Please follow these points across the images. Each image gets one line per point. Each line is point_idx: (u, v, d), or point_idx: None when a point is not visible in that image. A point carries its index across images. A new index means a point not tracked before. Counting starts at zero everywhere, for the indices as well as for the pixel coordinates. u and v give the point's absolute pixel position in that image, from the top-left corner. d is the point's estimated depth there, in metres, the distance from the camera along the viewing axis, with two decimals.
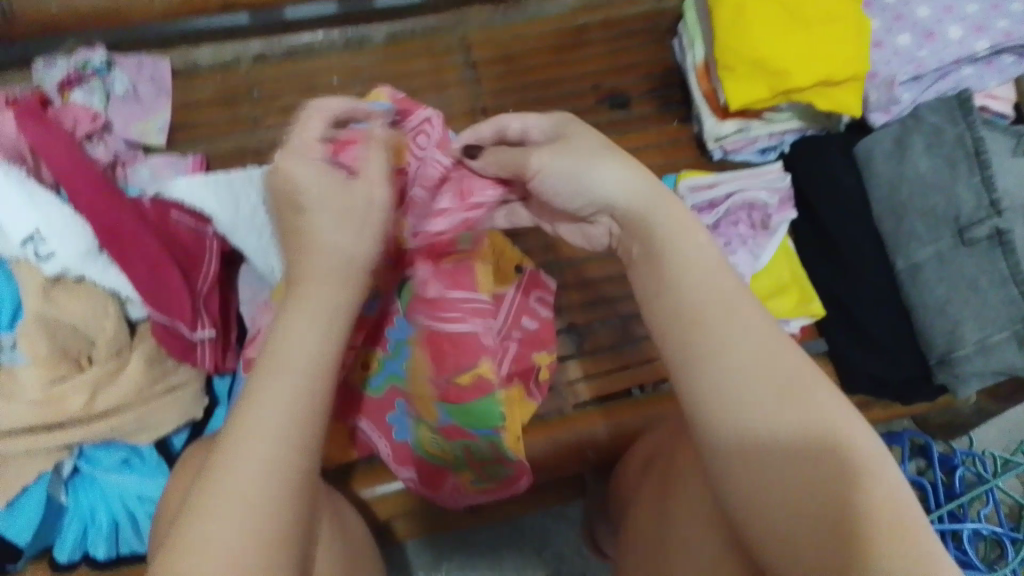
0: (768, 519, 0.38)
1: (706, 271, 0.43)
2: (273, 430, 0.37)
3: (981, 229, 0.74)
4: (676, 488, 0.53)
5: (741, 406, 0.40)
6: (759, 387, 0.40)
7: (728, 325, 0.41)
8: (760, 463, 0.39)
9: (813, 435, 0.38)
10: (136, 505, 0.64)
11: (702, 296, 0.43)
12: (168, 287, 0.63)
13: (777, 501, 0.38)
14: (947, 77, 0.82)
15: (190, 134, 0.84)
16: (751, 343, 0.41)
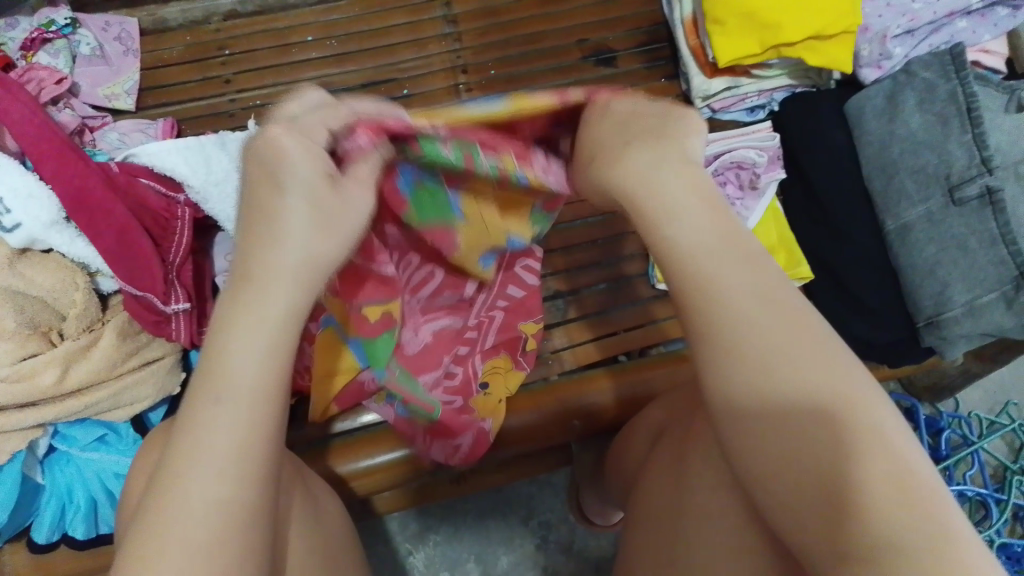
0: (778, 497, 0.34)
1: (706, 228, 0.39)
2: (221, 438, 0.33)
3: (972, 188, 0.72)
4: (671, 462, 0.52)
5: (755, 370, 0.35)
6: (766, 346, 0.36)
7: (741, 283, 0.37)
8: (767, 444, 0.35)
9: (813, 405, 0.34)
10: (113, 483, 0.63)
11: (700, 276, 0.38)
12: (139, 257, 0.61)
13: (783, 477, 0.34)
14: (940, 31, 0.80)
15: (161, 97, 0.81)
16: (768, 311, 0.37)
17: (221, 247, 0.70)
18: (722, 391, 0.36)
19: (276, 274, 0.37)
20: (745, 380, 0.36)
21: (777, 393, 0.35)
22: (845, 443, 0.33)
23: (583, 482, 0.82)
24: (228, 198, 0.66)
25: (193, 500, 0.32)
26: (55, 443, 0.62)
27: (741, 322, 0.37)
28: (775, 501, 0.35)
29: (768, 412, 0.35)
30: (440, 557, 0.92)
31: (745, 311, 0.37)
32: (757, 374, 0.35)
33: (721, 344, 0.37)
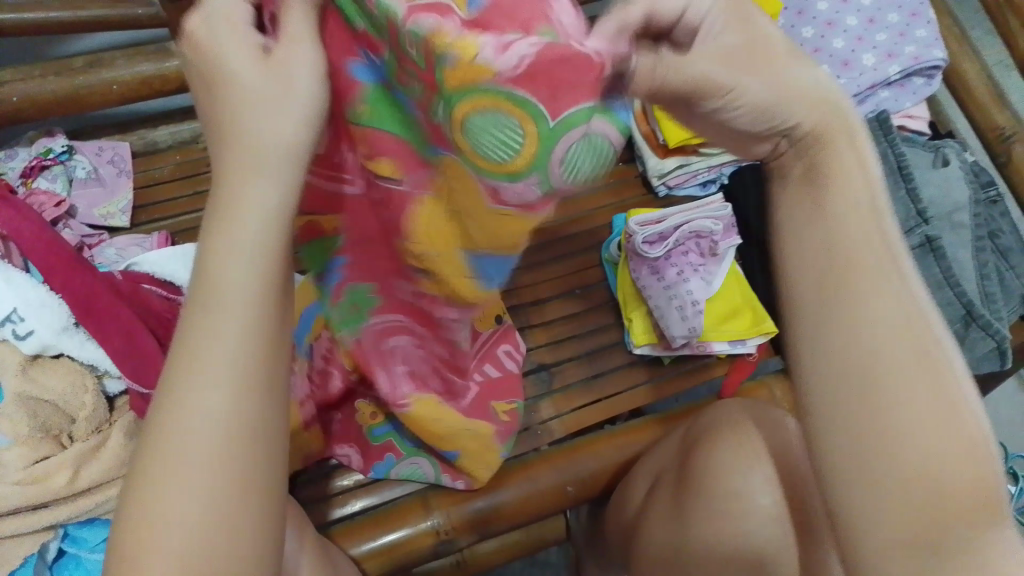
0: (850, 454, 0.40)
1: (813, 211, 0.45)
2: (202, 415, 0.33)
3: (914, 236, 0.79)
4: (674, 504, 0.59)
5: (856, 338, 0.42)
6: (877, 325, 0.42)
7: (839, 250, 0.43)
8: (867, 406, 0.40)
9: (916, 376, 0.40)
10: None
11: (831, 247, 0.44)
12: (144, 355, 0.64)
13: (864, 438, 0.40)
14: (865, 101, 0.88)
15: (153, 214, 0.86)
16: (851, 280, 0.43)
17: None
18: (831, 349, 0.42)
19: (257, 162, 0.35)
20: (841, 343, 0.42)
21: (877, 363, 0.41)
22: (923, 435, 0.39)
23: (585, 551, 0.84)
24: None
25: (159, 490, 0.32)
26: (64, 546, 0.61)
27: (873, 300, 0.42)
28: (838, 455, 0.41)
29: (862, 380, 0.41)
30: None
31: (878, 295, 0.42)
32: (869, 350, 0.41)
33: (845, 310, 0.42)
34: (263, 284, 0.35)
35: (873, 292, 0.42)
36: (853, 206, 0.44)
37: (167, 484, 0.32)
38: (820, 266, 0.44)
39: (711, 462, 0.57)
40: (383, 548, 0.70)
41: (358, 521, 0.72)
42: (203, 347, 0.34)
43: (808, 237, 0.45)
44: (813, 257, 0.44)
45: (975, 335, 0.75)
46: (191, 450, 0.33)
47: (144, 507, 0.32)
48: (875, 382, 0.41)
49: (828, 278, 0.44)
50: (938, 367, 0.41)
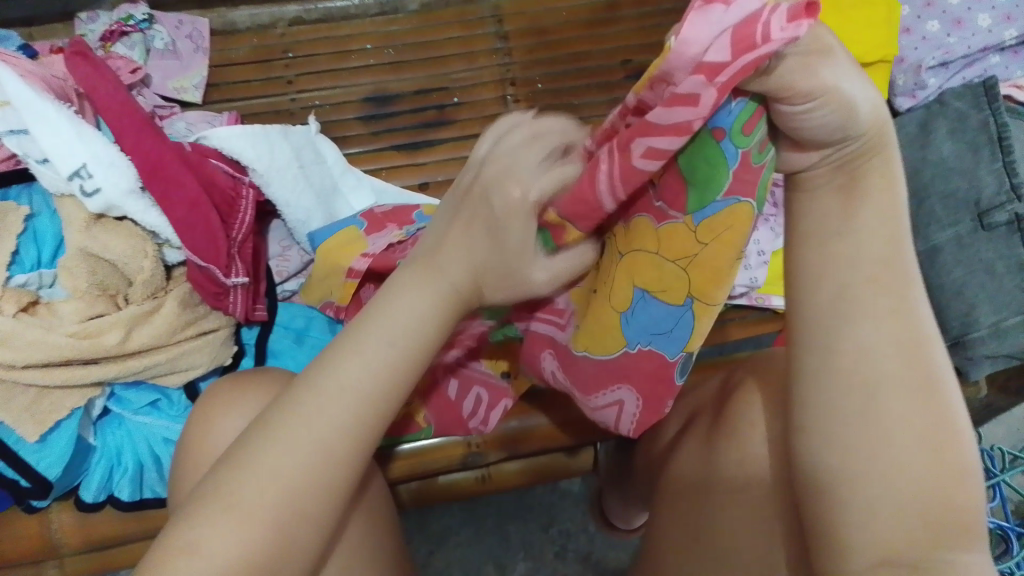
0: (834, 466, 0.39)
1: (878, 227, 0.38)
2: (303, 453, 0.38)
3: (1002, 213, 0.74)
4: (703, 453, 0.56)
5: (859, 345, 0.39)
6: (879, 330, 0.39)
7: (854, 256, 0.39)
8: (857, 418, 0.39)
9: (906, 380, 0.39)
10: (161, 447, 0.67)
11: (836, 251, 0.39)
12: (205, 230, 0.63)
13: (850, 442, 0.39)
14: (974, 65, 0.83)
15: (225, 93, 0.86)
16: (869, 284, 0.39)
17: (277, 233, 0.75)
18: (831, 362, 0.39)
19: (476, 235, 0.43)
20: (837, 350, 0.39)
21: (872, 370, 0.39)
22: (909, 448, 0.38)
23: (608, 485, 0.85)
24: (288, 184, 0.71)
25: (254, 473, 0.37)
26: (110, 404, 0.66)
27: (864, 330, 0.39)
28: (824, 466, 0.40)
29: (839, 410, 0.39)
30: (460, 555, 0.95)
31: (869, 323, 0.39)
32: (851, 385, 0.39)
33: (828, 344, 0.39)
34: (428, 330, 0.42)
35: (869, 324, 0.39)
36: (864, 219, 0.38)
37: (244, 491, 0.37)
38: (821, 283, 0.39)
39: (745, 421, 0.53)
40: (420, 451, 0.72)
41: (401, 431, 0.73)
42: (352, 358, 0.40)
43: (821, 241, 0.39)
44: (820, 269, 0.39)
45: None
46: (278, 477, 0.38)
47: (222, 505, 0.37)
48: (865, 413, 0.39)
49: (818, 298, 0.39)
50: (928, 387, 0.39)
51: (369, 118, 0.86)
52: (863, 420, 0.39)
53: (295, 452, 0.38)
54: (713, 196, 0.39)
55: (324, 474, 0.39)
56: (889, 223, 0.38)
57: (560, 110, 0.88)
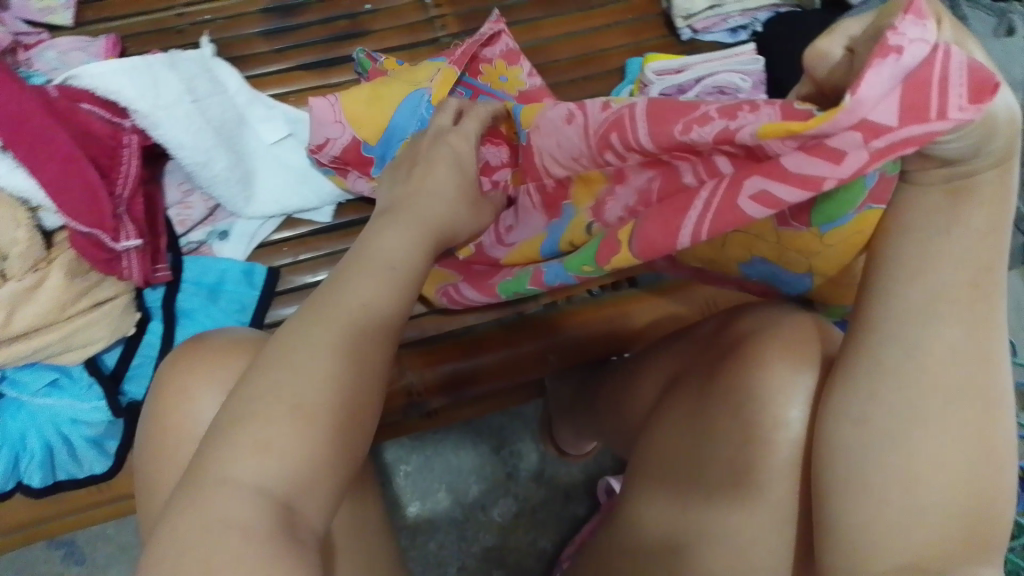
0: (901, 472, 0.37)
1: (982, 245, 0.35)
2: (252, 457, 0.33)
3: None
4: (685, 419, 0.49)
5: (922, 349, 0.36)
6: (948, 332, 0.36)
7: (949, 266, 0.35)
8: (914, 418, 0.37)
9: (968, 393, 0.36)
10: (69, 428, 0.61)
11: (935, 250, 0.35)
12: (82, 188, 0.56)
13: (914, 446, 0.36)
14: None
15: (101, 12, 0.74)
16: (956, 296, 0.36)
17: (173, 176, 0.67)
18: (893, 343, 0.37)
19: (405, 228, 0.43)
20: (904, 332, 0.36)
21: (939, 377, 0.36)
22: (940, 469, 0.36)
23: (556, 417, 0.82)
24: (179, 122, 0.62)
25: (232, 468, 0.33)
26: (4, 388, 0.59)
27: (943, 330, 0.36)
28: (883, 470, 0.37)
29: (887, 402, 0.37)
30: (412, 487, 0.90)
31: (956, 324, 0.36)
32: (901, 374, 0.37)
33: (899, 351, 0.37)
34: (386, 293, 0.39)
35: (955, 326, 0.36)
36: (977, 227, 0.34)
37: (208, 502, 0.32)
38: (902, 289, 0.36)
39: (733, 380, 0.46)
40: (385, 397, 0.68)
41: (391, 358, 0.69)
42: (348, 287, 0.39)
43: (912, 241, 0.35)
44: (906, 268, 0.36)
45: None
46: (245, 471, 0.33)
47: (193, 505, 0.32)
48: (904, 412, 0.37)
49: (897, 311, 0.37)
50: (983, 404, 0.36)
51: (270, 32, 0.74)
52: (891, 415, 0.37)
53: (314, 381, 0.35)
54: (843, 211, 0.37)
55: (330, 394, 0.35)
56: (990, 239, 0.34)
57: (489, 13, 0.78)
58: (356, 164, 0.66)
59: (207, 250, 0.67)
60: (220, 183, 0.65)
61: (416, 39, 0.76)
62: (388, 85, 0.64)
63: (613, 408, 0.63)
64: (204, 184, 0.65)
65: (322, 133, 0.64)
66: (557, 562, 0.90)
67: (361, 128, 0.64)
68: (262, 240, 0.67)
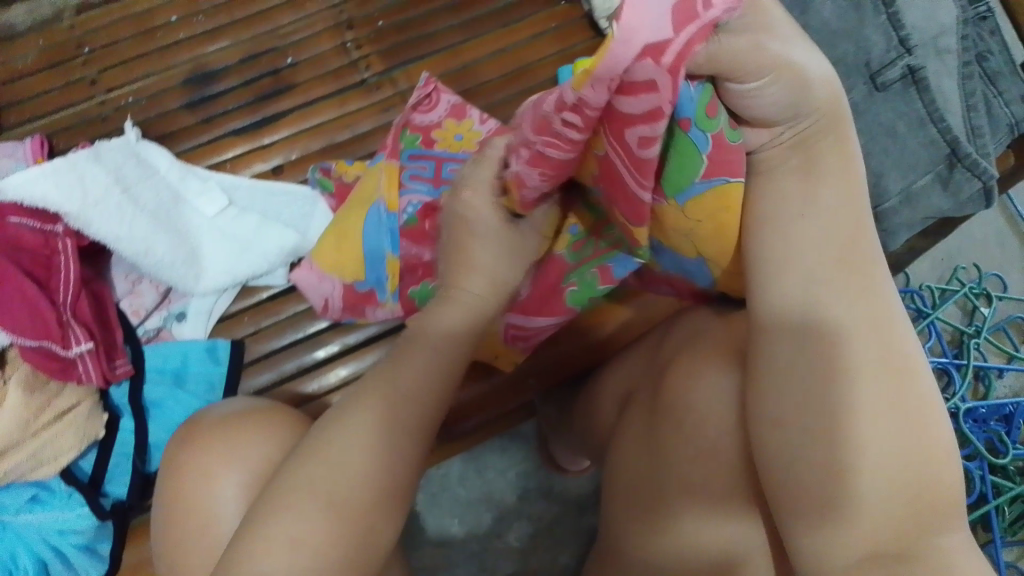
0: (846, 461, 0.34)
1: (846, 213, 0.35)
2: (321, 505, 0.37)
3: (893, 70, 0.69)
4: (645, 431, 0.49)
5: (814, 324, 0.35)
6: (833, 296, 0.35)
7: (819, 239, 0.35)
8: (837, 402, 0.34)
9: (877, 358, 0.35)
10: (57, 539, 0.60)
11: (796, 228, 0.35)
12: (21, 303, 0.56)
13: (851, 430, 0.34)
14: None
15: (23, 113, 0.73)
16: (834, 267, 0.35)
17: (119, 268, 0.66)
18: (787, 326, 0.35)
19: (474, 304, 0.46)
20: (798, 314, 0.35)
21: (842, 347, 0.34)
22: (882, 443, 0.34)
23: (550, 434, 0.80)
24: (111, 216, 0.61)
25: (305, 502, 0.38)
26: None
27: (852, 331, 0.35)
28: (826, 461, 0.35)
29: (804, 395, 0.35)
30: (424, 525, 0.90)
31: (841, 296, 0.35)
32: (810, 366, 0.35)
33: (813, 357, 0.35)
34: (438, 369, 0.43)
35: (842, 299, 0.35)
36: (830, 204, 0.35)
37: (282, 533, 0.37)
38: (792, 298, 0.35)
39: (689, 390, 0.47)
40: None
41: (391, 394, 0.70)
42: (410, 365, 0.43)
43: (785, 223, 0.35)
44: (790, 250, 0.35)
45: (960, 176, 0.70)
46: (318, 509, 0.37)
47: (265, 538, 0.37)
48: (828, 418, 0.34)
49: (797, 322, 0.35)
50: (896, 367, 0.35)
51: (194, 103, 0.74)
52: (817, 419, 0.35)
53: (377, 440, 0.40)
54: (689, 181, 0.35)
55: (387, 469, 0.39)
56: (846, 203, 0.35)
57: (410, 46, 0.77)
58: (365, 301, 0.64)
59: (167, 334, 0.66)
60: (167, 267, 0.64)
61: (342, 86, 0.75)
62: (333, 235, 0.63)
63: (589, 423, 0.62)
64: (151, 271, 0.64)
65: (319, 294, 0.64)
66: (581, 575, 0.89)
67: (342, 271, 0.62)
68: (220, 315, 0.67)
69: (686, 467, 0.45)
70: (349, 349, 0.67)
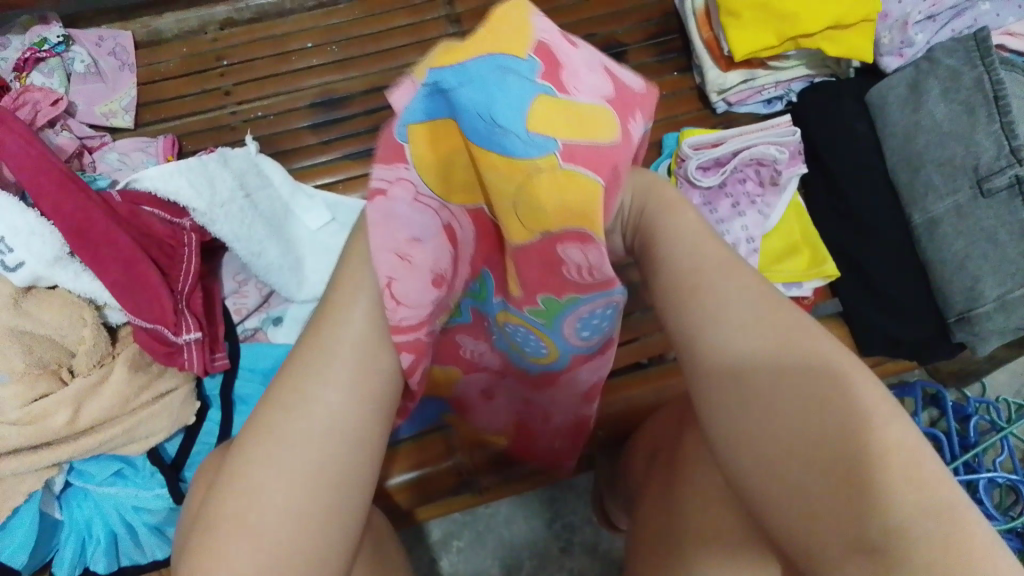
0: (812, 459, 0.31)
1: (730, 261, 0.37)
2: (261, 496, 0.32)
3: (1002, 177, 0.69)
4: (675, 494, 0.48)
5: (739, 337, 0.34)
6: (749, 326, 0.34)
7: (730, 293, 0.36)
8: (768, 412, 0.32)
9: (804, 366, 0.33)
10: (131, 516, 0.62)
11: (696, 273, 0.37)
12: (145, 290, 0.59)
13: (785, 423, 0.32)
14: (962, 15, 0.78)
15: (159, 112, 0.78)
16: (750, 308, 0.35)
17: (230, 267, 0.70)
18: (725, 368, 0.34)
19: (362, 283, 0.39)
20: (716, 348, 0.35)
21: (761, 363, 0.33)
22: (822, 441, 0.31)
23: (608, 492, 0.80)
24: (235, 217, 0.65)
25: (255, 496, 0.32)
26: (71, 479, 0.61)
27: (795, 349, 0.33)
28: (795, 469, 0.31)
29: (754, 422, 0.33)
30: (464, 563, 0.90)
31: (748, 332, 0.34)
32: (748, 389, 0.33)
33: (739, 396, 0.33)
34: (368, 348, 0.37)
35: (753, 332, 0.34)
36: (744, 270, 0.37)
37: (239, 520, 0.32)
38: (715, 335, 0.35)
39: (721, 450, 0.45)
40: (415, 480, 0.68)
41: (452, 434, 0.69)
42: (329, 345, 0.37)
43: (692, 293, 0.36)
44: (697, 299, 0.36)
45: None
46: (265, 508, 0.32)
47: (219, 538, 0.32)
48: (805, 430, 0.31)
49: (717, 358, 0.34)
50: (830, 379, 0.32)
51: (317, 125, 0.78)
52: (788, 442, 0.31)
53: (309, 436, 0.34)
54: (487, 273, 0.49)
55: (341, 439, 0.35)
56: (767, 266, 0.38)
57: None
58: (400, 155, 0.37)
59: (262, 335, 0.69)
60: (276, 272, 0.68)
61: None
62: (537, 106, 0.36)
63: (627, 478, 0.62)
64: (259, 273, 0.67)
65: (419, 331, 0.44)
66: None
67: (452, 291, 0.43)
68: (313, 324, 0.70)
69: (720, 527, 0.43)
70: None
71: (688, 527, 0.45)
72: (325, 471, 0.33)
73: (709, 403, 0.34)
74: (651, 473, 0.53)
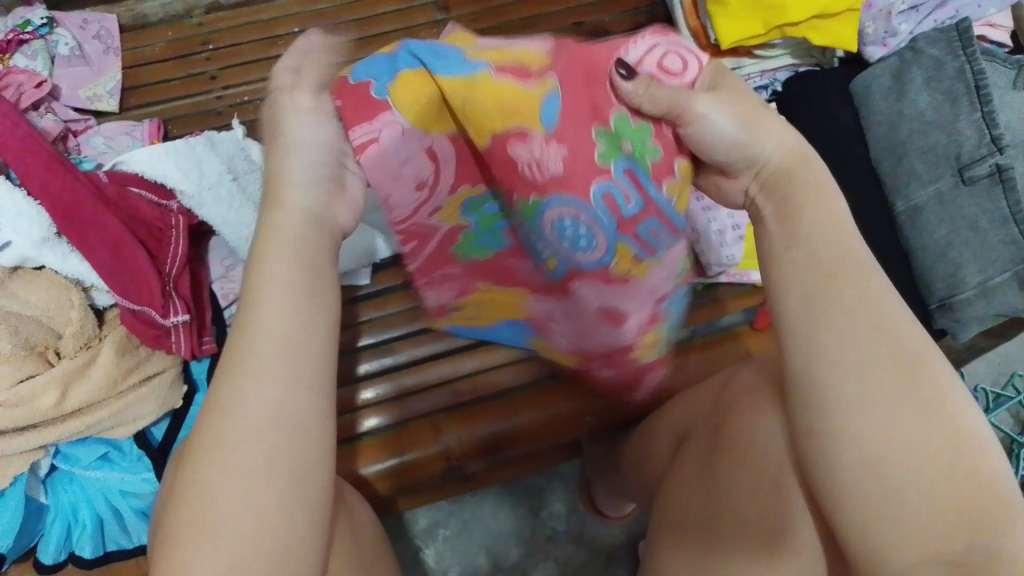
0: (909, 475, 0.34)
1: (838, 251, 0.38)
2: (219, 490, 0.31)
3: (982, 166, 0.70)
4: (707, 469, 0.51)
5: (844, 341, 0.36)
6: (854, 327, 0.36)
7: (830, 287, 0.37)
8: (874, 420, 0.35)
9: (907, 376, 0.35)
10: (117, 499, 0.61)
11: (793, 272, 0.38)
12: (135, 271, 0.59)
13: (888, 432, 0.35)
14: (945, 6, 0.78)
15: (144, 97, 0.78)
16: (855, 304, 0.36)
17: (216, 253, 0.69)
18: (832, 365, 0.36)
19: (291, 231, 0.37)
20: (819, 346, 0.36)
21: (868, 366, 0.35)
22: (919, 455, 0.34)
23: (595, 477, 0.81)
24: (223, 202, 0.64)
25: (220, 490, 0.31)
26: (57, 462, 0.61)
27: (896, 356, 0.36)
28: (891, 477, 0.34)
29: (854, 426, 0.35)
30: (451, 552, 0.90)
31: (856, 329, 0.36)
32: (852, 393, 0.35)
33: (856, 394, 0.35)
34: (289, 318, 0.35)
35: (857, 332, 0.36)
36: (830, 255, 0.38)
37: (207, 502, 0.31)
38: (814, 331, 0.37)
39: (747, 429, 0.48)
40: (394, 468, 0.67)
41: (438, 416, 0.70)
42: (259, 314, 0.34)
43: (798, 284, 0.38)
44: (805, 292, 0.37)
45: None
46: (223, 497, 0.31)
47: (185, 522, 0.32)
48: (911, 442, 0.34)
49: (822, 355, 0.36)
50: (925, 387, 0.35)
51: None
52: (889, 452, 0.34)
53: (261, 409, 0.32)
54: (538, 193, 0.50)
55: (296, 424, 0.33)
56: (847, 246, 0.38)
57: None
58: (368, 112, 0.45)
59: None
60: None
61: None
62: (515, 97, 0.45)
63: (642, 453, 0.64)
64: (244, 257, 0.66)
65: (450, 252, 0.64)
66: None
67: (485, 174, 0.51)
68: None
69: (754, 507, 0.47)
70: (415, 361, 0.72)
71: (722, 502, 0.49)
72: (293, 454, 0.32)
73: (807, 392, 0.37)
74: (677, 459, 0.56)
